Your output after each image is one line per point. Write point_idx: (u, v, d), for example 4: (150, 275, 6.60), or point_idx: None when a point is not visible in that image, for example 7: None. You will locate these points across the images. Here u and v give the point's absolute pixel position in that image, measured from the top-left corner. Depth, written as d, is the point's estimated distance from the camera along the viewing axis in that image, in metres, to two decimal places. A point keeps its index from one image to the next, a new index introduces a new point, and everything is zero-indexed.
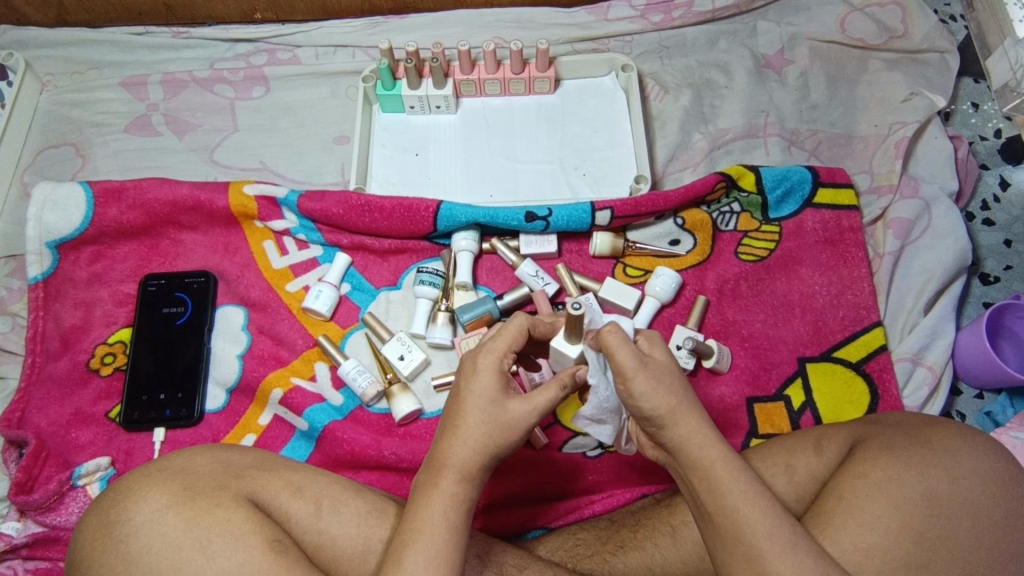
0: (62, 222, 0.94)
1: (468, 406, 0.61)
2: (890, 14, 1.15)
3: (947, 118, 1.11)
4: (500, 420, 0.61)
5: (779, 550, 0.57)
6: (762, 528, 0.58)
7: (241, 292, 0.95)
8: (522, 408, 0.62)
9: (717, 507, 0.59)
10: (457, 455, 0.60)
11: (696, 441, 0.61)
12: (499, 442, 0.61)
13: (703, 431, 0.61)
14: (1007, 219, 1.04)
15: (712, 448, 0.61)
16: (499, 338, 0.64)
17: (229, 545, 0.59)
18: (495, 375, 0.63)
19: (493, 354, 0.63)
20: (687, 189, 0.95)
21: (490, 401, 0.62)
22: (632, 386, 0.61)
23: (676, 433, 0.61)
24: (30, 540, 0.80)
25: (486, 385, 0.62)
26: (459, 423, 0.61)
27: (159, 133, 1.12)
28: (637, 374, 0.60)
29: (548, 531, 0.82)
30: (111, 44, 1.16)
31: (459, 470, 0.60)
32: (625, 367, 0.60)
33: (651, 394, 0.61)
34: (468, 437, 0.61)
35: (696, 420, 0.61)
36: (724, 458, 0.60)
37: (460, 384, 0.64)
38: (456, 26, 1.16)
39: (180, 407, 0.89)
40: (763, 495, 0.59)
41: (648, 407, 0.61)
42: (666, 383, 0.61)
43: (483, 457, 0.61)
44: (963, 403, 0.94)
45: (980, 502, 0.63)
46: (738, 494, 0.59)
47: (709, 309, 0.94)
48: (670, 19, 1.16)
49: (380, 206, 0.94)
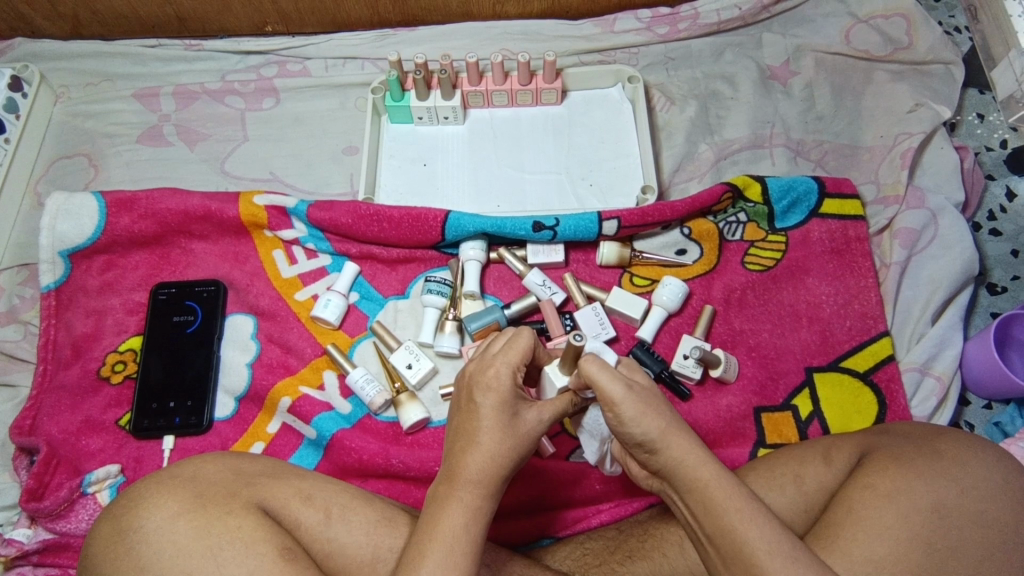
0: (75, 230, 0.95)
1: (486, 421, 0.62)
2: (895, 26, 1.16)
3: (953, 129, 1.12)
4: (517, 431, 0.63)
5: (781, 566, 0.57)
6: (761, 545, 0.57)
7: (250, 301, 0.96)
8: (538, 417, 0.64)
9: (717, 528, 0.60)
10: (481, 469, 0.61)
11: (689, 462, 0.62)
12: (517, 453, 0.63)
13: (693, 452, 0.62)
14: (1014, 229, 1.04)
15: (706, 468, 0.61)
16: (513, 350, 0.64)
17: (240, 552, 0.59)
18: (511, 387, 0.63)
19: (507, 365, 0.64)
20: (693, 199, 0.95)
21: (508, 413, 0.63)
22: (622, 412, 0.61)
23: (669, 456, 0.62)
24: (40, 547, 0.81)
25: (503, 398, 0.62)
26: (476, 435, 0.62)
27: (170, 143, 1.13)
28: (625, 400, 0.61)
29: (557, 541, 0.82)
30: (125, 57, 1.18)
31: (480, 483, 0.60)
32: (613, 394, 0.61)
33: (640, 417, 0.62)
34: (488, 449, 0.61)
35: (687, 441, 0.62)
36: (718, 477, 0.61)
37: (471, 395, 0.64)
38: (463, 39, 1.18)
39: (189, 415, 0.89)
40: (760, 512, 0.59)
41: (639, 432, 0.62)
42: (654, 406, 0.63)
43: (505, 469, 0.62)
44: (971, 414, 0.94)
45: (989, 513, 0.63)
46: (732, 513, 0.59)
47: (716, 319, 0.94)
48: (676, 31, 1.17)
49: (389, 216, 0.94)
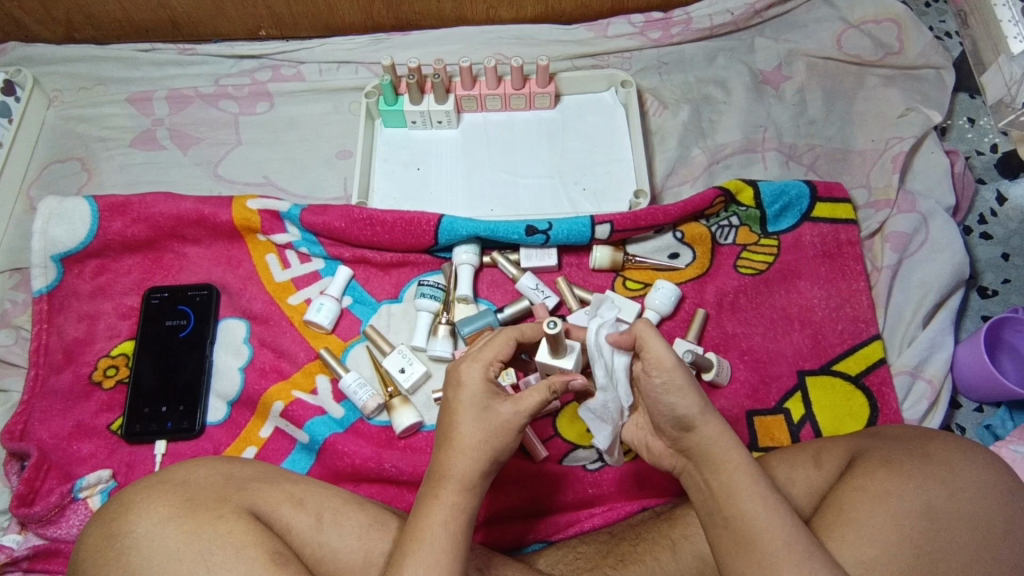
0: (67, 235, 0.95)
1: (458, 416, 0.63)
2: (886, 31, 1.16)
3: (944, 134, 1.12)
4: (490, 425, 0.62)
5: (797, 559, 0.58)
6: (779, 536, 0.58)
7: (243, 305, 0.96)
8: (513, 410, 0.63)
9: (736, 512, 0.60)
10: (456, 465, 0.61)
11: (724, 444, 0.63)
12: (493, 447, 0.62)
13: (727, 434, 0.63)
14: (1005, 232, 1.04)
15: (736, 453, 0.62)
16: (486, 347, 0.66)
17: (231, 557, 0.59)
18: (483, 382, 0.64)
19: (478, 362, 0.65)
20: (685, 203, 0.96)
21: (480, 408, 0.63)
22: (672, 380, 0.62)
23: (704, 435, 0.63)
24: (30, 553, 0.80)
25: (473, 392, 0.63)
26: (452, 432, 0.63)
27: (164, 147, 1.13)
28: (676, 368, 0.63)
29: (548, 544, 0.82)
30: (118, 61, 1.18)
31: (456, 479, 0.61)
32: (665, 359, 0.62)
33: (683, 391, 0.63)
34: (461, 444, 0.62)
35: (721, 423, 0.63)
36: (746, 464, 0.62)
37: (448, 393, 0.65)
38: (457, 43, 1.18)
39: (181, 420, 0.89)
40: (782, 503, 0.61)
41: (682, 406, 0.63)
42: (694, 384, 0.64)
43: (481, 464, 0.62)
44: (962, 417, 0.94)
45: (979, 515, 0.63)
46: (757, 499, 0.60)
47: (709, 322, 0.94)
48: (669, 36, 1.18)
49: (382, 220, 0.94)
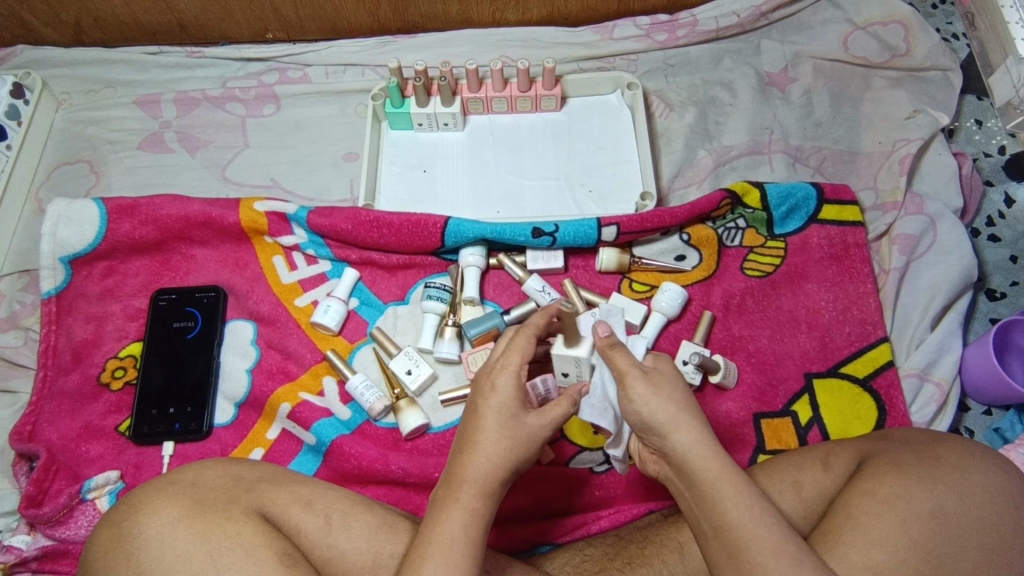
0: (76, 237, 0.95)
1: (485, 422, 0.63)
2: (893, 32, 1.16)
3: (951, 135, 1.12)
4: (516, 434, 0.63)
5: (787, 566, 0.58)
6: (767, 544, 0.58)
7: (250, 307, 0.96)
8: (539, 421, 0.64)
9: (722, 522, 0.60)
10: (477, 470, 0.61)
11: (699, 451, 0.62)
12: (517, 456, 0.63)
13: (703, 441, 0.63)
14: (1013, 235, 1.04)
15: (717, 461, 0.62)
16: (512, 352, 0.66)
17: (240, 558, 0.59)
18: (512, 390, 0.64)
19: (509, 369, 0.65)
20: (692, 205, 0.96)
21: (507, 416, 0.63)
22: (632, 392, 0.64)
23: (679, 442, 0.63)
24: (40, 554, 0.80)
25: (503, 400, 0.64)
26: (474, 438, 0.63)
27: (172, 149, 1.14)
28: (636, 379, 0.65)
29: (556, 547, 0.81)
30: (126, 64, 1.19)
31: (476, 484, 0.61)
32: (626, 372, 0.65)
33: (648, 399, 0.64)
34: (485, 452, 0.62)
35: (698, 429, 0.63)
36: (727, 471, 0.62)
37: (475, 397, 0.65)
38: (463, 46, 1.18)
39: (189, 421, 0.89)
40: (770, 512, 0.60)
41: (648, 413, 0.64)
42: (665, 391, 0.65)
43: (503, 471, 0.62)
44: (971, 420, 0.94)
45: (989, 520, 0.63)
46: (741, 508, 0.60)
47: (715, 325, 0.94)
48: (675, 38, 1.18)
49: (389, 222, 0.95)
